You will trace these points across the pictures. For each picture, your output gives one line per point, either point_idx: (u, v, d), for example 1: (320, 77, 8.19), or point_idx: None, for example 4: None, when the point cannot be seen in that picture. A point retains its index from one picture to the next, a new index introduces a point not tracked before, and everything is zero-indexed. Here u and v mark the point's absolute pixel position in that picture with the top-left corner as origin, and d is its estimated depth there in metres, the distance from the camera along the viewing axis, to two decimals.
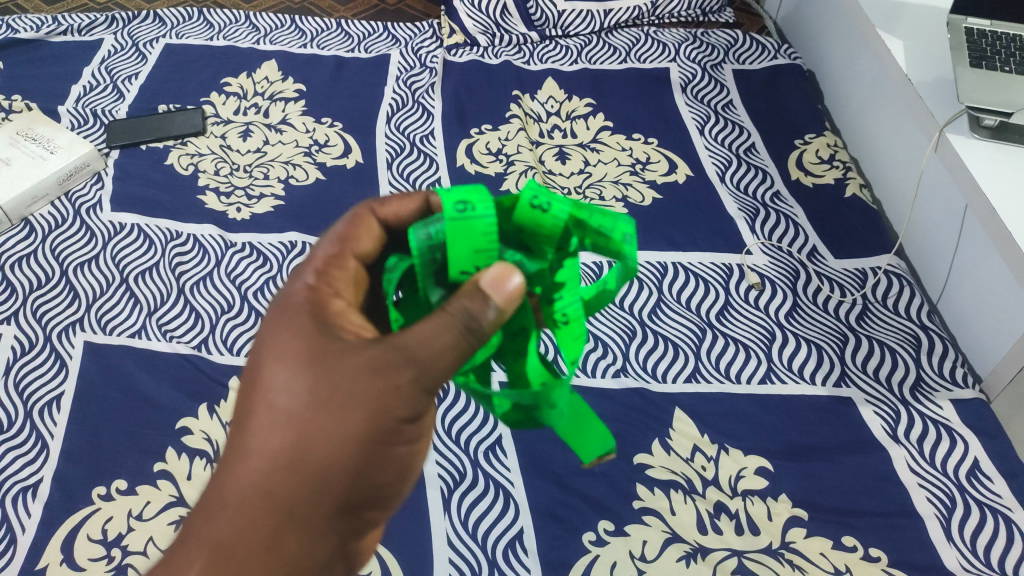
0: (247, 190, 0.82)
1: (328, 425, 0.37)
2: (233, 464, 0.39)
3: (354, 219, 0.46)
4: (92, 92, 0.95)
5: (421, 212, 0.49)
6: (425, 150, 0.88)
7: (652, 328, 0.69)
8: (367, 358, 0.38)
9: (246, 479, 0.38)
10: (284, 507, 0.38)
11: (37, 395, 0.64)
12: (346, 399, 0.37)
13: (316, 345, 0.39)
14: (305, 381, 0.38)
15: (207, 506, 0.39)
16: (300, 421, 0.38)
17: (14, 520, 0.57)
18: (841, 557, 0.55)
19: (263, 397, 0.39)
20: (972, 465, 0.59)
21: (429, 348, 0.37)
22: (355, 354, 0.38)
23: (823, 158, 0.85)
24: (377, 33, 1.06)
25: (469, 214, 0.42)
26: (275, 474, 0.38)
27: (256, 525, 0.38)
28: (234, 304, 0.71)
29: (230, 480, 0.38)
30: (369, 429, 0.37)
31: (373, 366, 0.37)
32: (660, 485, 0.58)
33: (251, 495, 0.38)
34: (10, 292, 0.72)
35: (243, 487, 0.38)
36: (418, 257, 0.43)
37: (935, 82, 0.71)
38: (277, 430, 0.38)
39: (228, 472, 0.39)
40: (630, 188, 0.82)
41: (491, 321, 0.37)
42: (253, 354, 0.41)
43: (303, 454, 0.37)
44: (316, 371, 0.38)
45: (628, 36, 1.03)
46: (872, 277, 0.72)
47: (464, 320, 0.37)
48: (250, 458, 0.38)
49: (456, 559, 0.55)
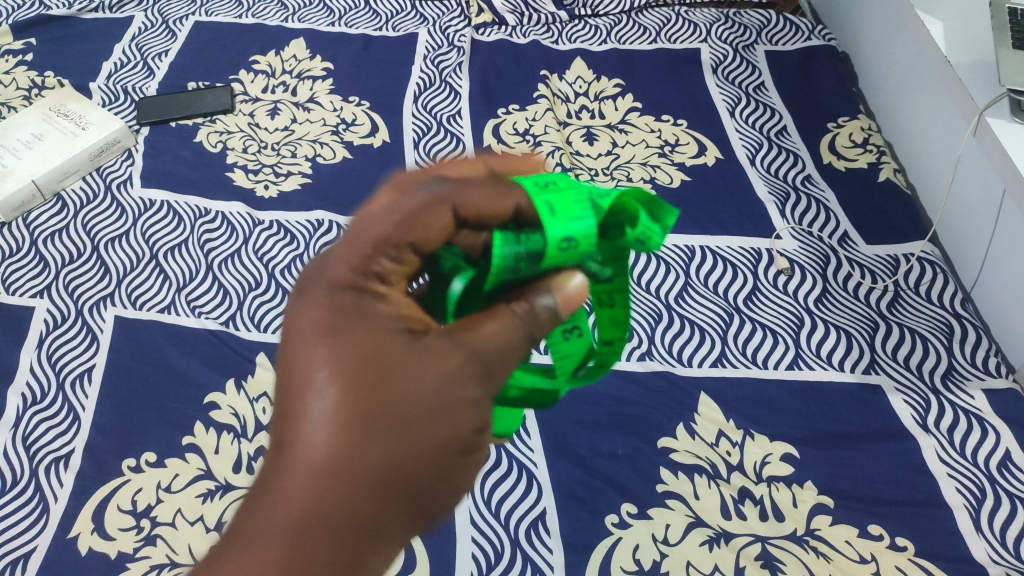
0: (275, 167, 0.82)
1: (409, 433, 0.37)
2: (285, 473, 0.36)
3: (425, 205, 0.40)
4: (123, 69, 0.96)
5: (505, 219, 0.41)
6: (452, 130, 0.87)
7: (678, 312, 0.69)
8: (437, 361, 0.38)
9: (314, 490, 0.35)
10: (356, 518, 0.36)
11: (69, 367, 0.65)
12: (424, 405, 0.37)
13: (384, 349, 0.38)
14: (366, 385, 0.37)
15: (258, 518, 0.35)
16: (366, 428, 0.36)
17: (47, 489, 0.58)
18: (866, 545, 0.54)
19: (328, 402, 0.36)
20: (1003, 455, 0.58)
21: (499, 350, 0.38)
22: (423, 359, 0.38)
23: (856, 142, 0.83)
24: (405, 12, 1.05)
25: (575, 244, 0.40)
26: (342, 483, 0.36)
27: (320, 541, 0.35)
28: (261, 282, 0.72)
29: (292, 489, 0.35)
30: (439, 434, 0.37)
31: (444, 371, 0.38)
32: (684, 469, 0.58)
33: (322, 507, 0.35)
34: (42, 266, 0.73)
35: (303, 498, 0.35)
36: (499, 274, 0.40)
37: (975, 65, 0.70)
38: (350, 438, 0.36)
39: (288, 481, 0.35)
40: (658, 170, 0.81)
41: (552, 323, 0.40)
42: (297, 353, 0.38)
43: (373, 462, 0.36)
44: (391, 376, 0.37)
45: (658, 16, 1.01)
46: (905, 264, 0.71)
47: (528, 321, 0.39)
48: (319, 468, 0.35)
49: (478, 538, 0.55)
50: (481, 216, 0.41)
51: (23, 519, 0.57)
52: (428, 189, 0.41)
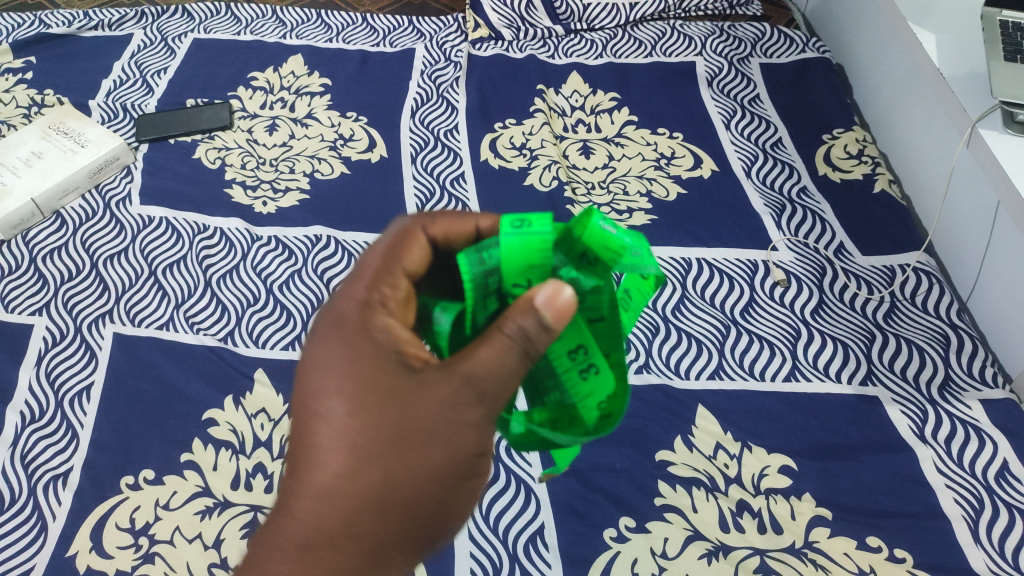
0: (273, 183, 0.83)
1: (404, 457, 0.38)
2: (295, 496, 0.38)
3: (405, 233, 0.45)
4: (122, 86, 0.97)
5: (468, 241, 0.47)
6: (449, 144, 0.88)
7: (676, 324, 0.69)
8: (437, 391, 0.37)
9: (317, 511, 0.38)
10: (357, 538, 0.38)
11: (68, 385, 0.65)
12: (419, 430, 0.38)
13: (382, 376, 0.39)
14: (367, 413, 0.38)
15: (270, 536, 0.38)
16: (368, 456, 0.38)
17: (45, 508, 0.58)
18: (864, 558, 0.54)
19: (332, 427, 0.39)
20: (1001, 466, 0.58)
21: (496, 379, 0.36)
22: (423, 387, 0.38)
23: (851, 153, 0.83)
24: (402, 27, 1.06)
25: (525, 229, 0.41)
26: (346, 506, 0.38)
27: (322, 561, 0.37)
28: (259, 297, 0.72)
29: (299, 511, 0.38)
30: (438, 461, 0.38)
31: (438, 396, 0.37)
32: (683, 483, 0.58)
33: (326, 527, 0.38)
34: (42, 284, 0.73)
35: (310, 521, 0.38)
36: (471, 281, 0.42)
37: (967, 76, 0.70)
38: (350, 462, 0.38)
39: (295, 503, 0.38)
40: (654, 183, 0.82)
41: (549, 339, 0.36)
42: (311, 380, 0.41)
43: (371, 485, 0.37)
44: (388, 402, 0.38)
45: (653, 30, 1.02)
46: (901, 275, 0.71)
47: (521, 342, 0.36)
48: (323, 489, 0.38)
49: (476, 553, 0.55)
50: (448, 241, 0.46)
51: (21, 538, 0.57)
52: (402, 222, 0.46)
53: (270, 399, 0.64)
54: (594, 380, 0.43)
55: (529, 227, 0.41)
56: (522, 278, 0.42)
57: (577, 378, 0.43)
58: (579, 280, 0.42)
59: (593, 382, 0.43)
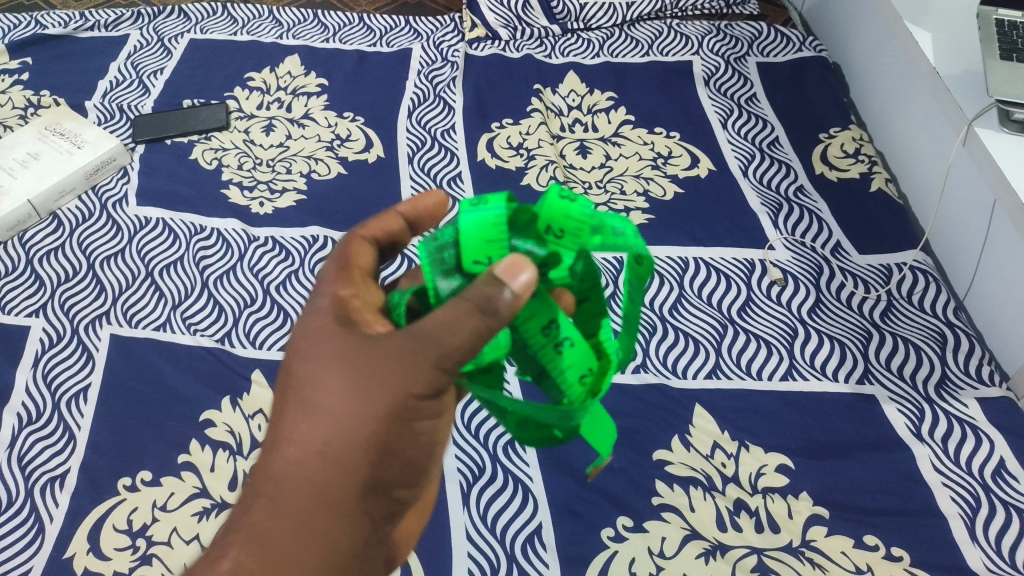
0: (270, 184, 0.83)
1: (361, 416, 0.40)
2: (274, 468, 0.41)
3: (347, 242, 0.48)
4: (118, 87, 0.97)
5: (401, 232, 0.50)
6: (446, 144, 0.88)
7: (673, 324, 0.69)
8: (391, 354, 0.39)
9: (292, 476, 0.41)
10: (328, 497, 0.40)
11: (65, 386, 0.65)
12: (374, 390, 0.39)
13: (342, 346, 0.41)
14: (330, 381, 0.41)
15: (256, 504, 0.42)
16: (333, 419, 0.40)
17: (43, 510, 0.58)
18: (862, 556, 0.54)
19: (302, 401, 0.41)
20: (997, 464, 0.58)
21: (450, 343, 0.37)
22: (378, 348, 0.40)
23: (848, 152, 0.84)
24: (399, 27, 1.06)
25: (482, 206, 0.47)
26: (310, 462, 0.40)
27: (305, 518, 0.40)
28: (256, 298, 0.72)
29: (277, 479, 0.41)
30: (391, 417, 0.39)
31: (393, 356, 0.39)
32: (680, 482, 0.58)
33: (299, 490, 0.40)
34: (38, 285, 0.73)
35: (280, 485, 0.41)
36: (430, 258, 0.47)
37: (963, 75, 0.70)
38: (318, 428, 0.40)
39: (274, 473, 0.41)
40: (651, 182, 0.82)
41: (514, 305, 0.36)
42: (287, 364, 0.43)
43: (335, 446, 0.40)
44: (347, 369, 0.40)
45: (650, 29, 1.02)
46: (897, 273, 0.71)
47: (478, 302, 0.36)
48: (296, 455, 0.40)
49: (474, 553, 0.55)
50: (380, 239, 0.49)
51: (18, 540, 0.57)
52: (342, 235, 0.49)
53: (267, 400, 0.64)
54: (571, 353, 0.45)
55: (480, 209, 0.46)
56: (481, 253, 0.46)
57: (554, 354, 0.44)
58: (533, 250, 0.46)
59: (571, 354, 0.45)
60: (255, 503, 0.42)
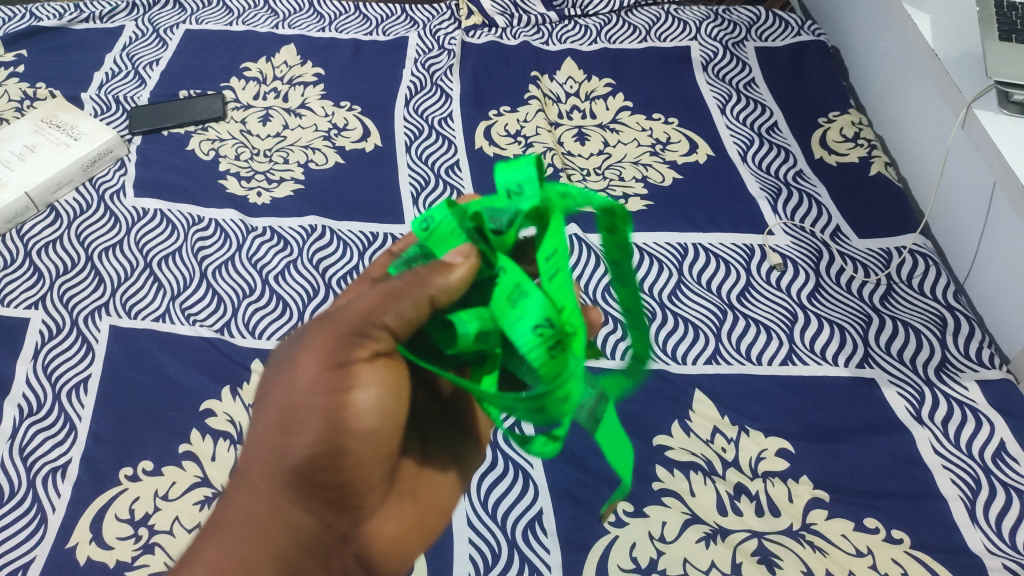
0: (267, 174, 0.83)
1: (288, 396, 0.41)
2: (241, 461, 0.43)
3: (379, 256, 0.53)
4: (114, 79, 0.96)
5: None
6: (444, 133, 0.87)
7: (672, 310, 0.69)
8: (320, 333, 0.41)
9: (246, 466, 0.42)
10: (263, 485, 0.41)
11: (65, 378, 0.65)
12: (299, 368, 0.41)
13: (296, 338, 0.43)
14: (277, 370, 0.43)
15: (223, 501, 0.43)
16: (271, 404, 0.42)
17: (44, 500, 0.58)
18: (862, 539, 0.54)
19: (260, 395, 0.43)
20: (997, 447, 0.58)
21: (371, 316, 0.40)
22: (304, 335, 0.42)
23: (846, 136, 0.83)
24: (395, 16, 1.05)
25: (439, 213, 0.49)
26: (253, 451, 0.42)
27: (245, 504, 0.42)
28: (255, 288, 0.72)
29: (240, 472, 0.43)
30: (317, 399, 0.40)
31: (320, 335, 0.41)
32: (681, 467, 0.58)
33: (248, 485, 0.42)
34: (37, 277, 0.73)
35: (239, 476, 0.43)
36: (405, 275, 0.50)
37: (962, 57, 0.70)
38: (262, 416, 0.42)
39: (239, 468, 0.43)
40: (650, 168, 0.82)
41: (433, 281, 0.40)
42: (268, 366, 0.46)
43: (270, 429, 0.41)
44: (290, 355, 0.42)
45: (648, 14, 1.01)
46: (897, 257, 0.71)
47: (405, 284, 0.40)
48: (249, 445, 0.42)
49: (475, 539, 0.56)
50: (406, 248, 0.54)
51: (21, 531, 0.57)
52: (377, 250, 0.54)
53: None
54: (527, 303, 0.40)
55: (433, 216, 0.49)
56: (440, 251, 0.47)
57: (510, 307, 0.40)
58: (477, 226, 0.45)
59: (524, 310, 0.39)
60: (223, 503, 0.43)
